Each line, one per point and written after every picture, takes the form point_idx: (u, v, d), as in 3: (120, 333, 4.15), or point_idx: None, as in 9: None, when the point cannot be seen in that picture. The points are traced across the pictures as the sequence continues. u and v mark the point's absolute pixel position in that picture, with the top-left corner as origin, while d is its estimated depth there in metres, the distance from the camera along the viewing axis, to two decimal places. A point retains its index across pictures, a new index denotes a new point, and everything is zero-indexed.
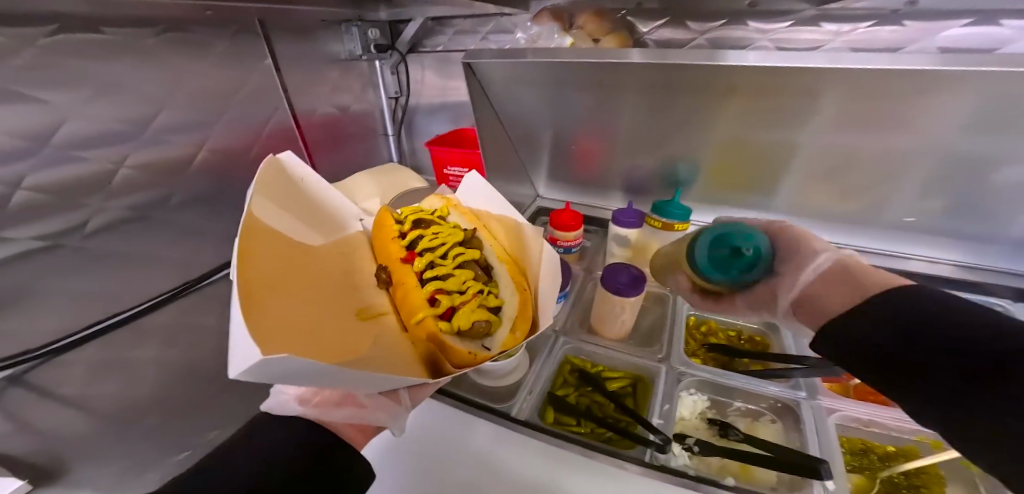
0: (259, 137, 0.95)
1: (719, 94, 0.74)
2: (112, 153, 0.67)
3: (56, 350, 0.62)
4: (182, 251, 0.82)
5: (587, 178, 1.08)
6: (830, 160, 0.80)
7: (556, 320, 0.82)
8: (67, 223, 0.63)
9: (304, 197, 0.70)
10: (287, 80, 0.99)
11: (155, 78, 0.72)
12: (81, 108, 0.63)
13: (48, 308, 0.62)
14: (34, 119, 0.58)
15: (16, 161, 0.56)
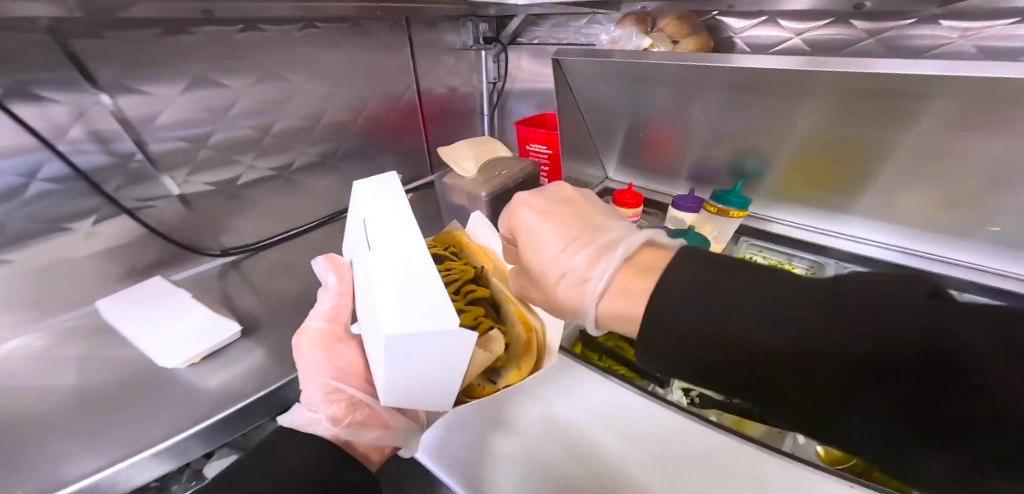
0: (398, 105, 1.17)
1: (798, 92, 0.77)
2: (312, 115, 0.97)
3: (266, 246, 0.95)
4: (339, 190, 1.11)
5: (655, 166, 1.17)
6: (933, 164, 0.77)
7: None
8: (285, 160, 0.96)
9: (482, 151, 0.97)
10: (419, 61, 1.18)
11: (340, 63, 0.99)
12: (301, 82, 0.92)
13: (265, 217, 0.97)
14: (277, 89, 0.89)
15: (265, 115, 0.89)
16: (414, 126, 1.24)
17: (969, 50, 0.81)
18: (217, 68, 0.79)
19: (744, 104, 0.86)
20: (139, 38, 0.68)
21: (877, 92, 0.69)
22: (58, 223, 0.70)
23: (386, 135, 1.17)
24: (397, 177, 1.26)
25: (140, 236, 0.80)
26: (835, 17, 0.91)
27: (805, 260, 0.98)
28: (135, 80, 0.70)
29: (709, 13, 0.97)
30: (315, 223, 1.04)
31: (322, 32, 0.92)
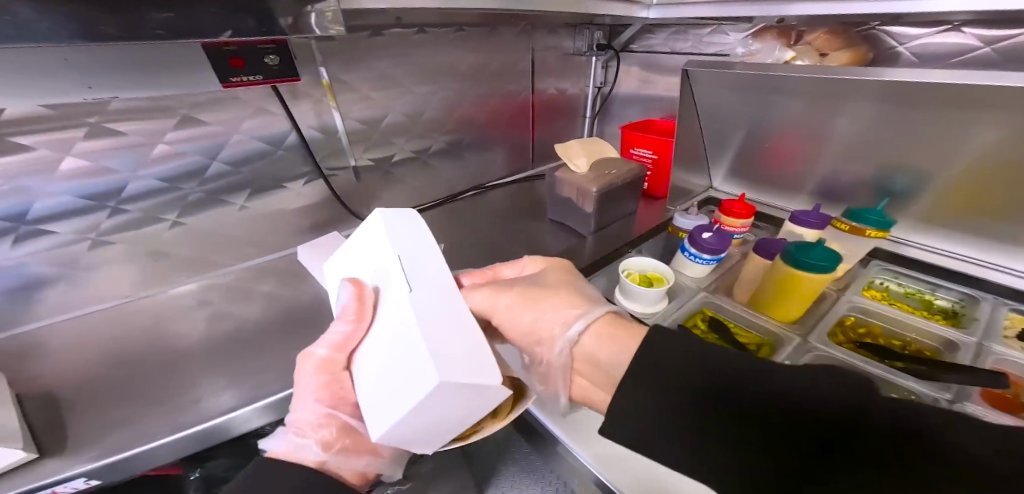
0: (514, 104, 1.28)
1: (974, 104, 0.67)
2: (449, 106, 1.12)
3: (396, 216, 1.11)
4: (458, 175, 1.25)
5: (777, 178, 1.08)
6: None
7: (701, 279, 0.88)
8: (423, 145, 1.11)
9: (592, 148, 1.02)
10: (538, 65, 1.27)
11: (476, 63, 1.12)
12: (446, 78, 1.08)
13: (402, 191, 1.13)
14: (429, 83, 1.05)
15: (417, 105, 1.05)
16: (525, 122, 1.34)
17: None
18: (393, 63, 0.96)
19: (898, 115, 0.78)
20: (352, 41, 0.87)
21: None
22: (281, 179, 0.90)
23: (501, 130, 1.29)
24: (502, 168, 1.36)
25: (322, 197, 0.99)
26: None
27: (953, 292, 0.84)
28: (345, 73, 0.88)
29: (871, 25, 0.91)
30: (438, 201, 1.20)
31: (467, 35, 1.07)
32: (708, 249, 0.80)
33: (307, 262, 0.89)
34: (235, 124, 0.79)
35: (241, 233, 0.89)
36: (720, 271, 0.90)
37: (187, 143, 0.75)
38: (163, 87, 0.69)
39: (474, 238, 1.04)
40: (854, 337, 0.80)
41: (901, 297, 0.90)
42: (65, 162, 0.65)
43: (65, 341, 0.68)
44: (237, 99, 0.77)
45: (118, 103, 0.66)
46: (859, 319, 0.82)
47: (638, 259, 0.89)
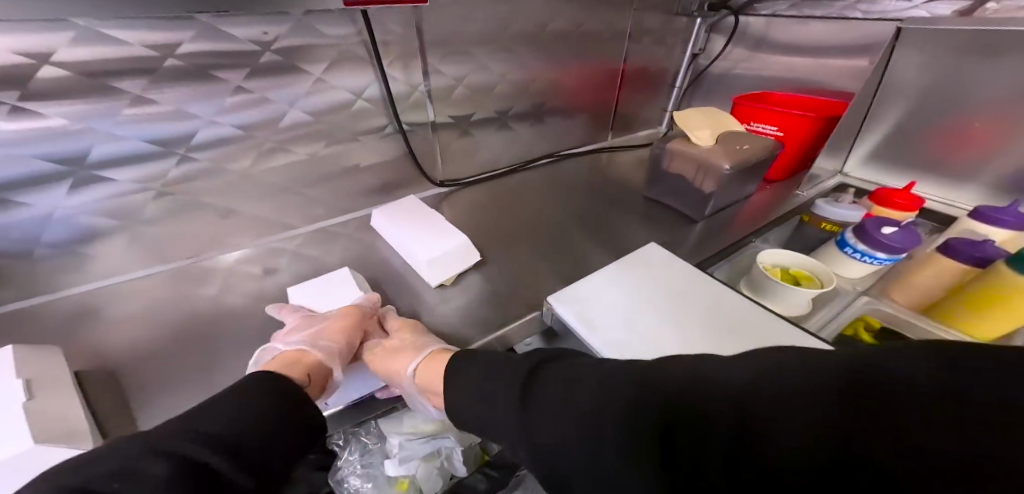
0: (604, 69, 1.11)
1: None
2: (539, 66, 0.97)
3: (467, 185, 0.97)
4: (534, 144, 1.10)
5: (949, 168, 0.88)
6: None
7: (857, 280, 0.72)
8: (505, 109, 0.97)
9: (712, 118, 0.85)
10: (637, 25, 1.09)
11: (575, 17, 0.96)
12: (542, 33, 0.92)
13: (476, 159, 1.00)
14: (523, 39, 0.90)
15: (507, 61, 0.90)
16: (611, 91, 1.18)
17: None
18: (492, 11, 0.81)
19: None
20: None
21: None
22: (357, 135, 0.78)
23: (586, 98, 1.13)
24: (578, 140, 1.20)
25: (395, 160, 0.86)
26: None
27: None
28: (440, 18, 0.75)
29: None
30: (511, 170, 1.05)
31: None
32: (886, 246, 0.64)
33: (383, 230, 0.77)
34: (317, 69, 0.67)
35: (310, 195, 0.78)
36: (880, 271, 0.73)
37: (266, 91, 0.64)
38: (248, 25, 0.58)
39: (560, 217, 0.90)
40: None
41: None
42: (132, 104, 0.55)
43: (126, 308, 0.59)
44: (322, 39, 0.65)
45: (195, 43, 0.56)
46: None
47: (774, 251, 0.72)
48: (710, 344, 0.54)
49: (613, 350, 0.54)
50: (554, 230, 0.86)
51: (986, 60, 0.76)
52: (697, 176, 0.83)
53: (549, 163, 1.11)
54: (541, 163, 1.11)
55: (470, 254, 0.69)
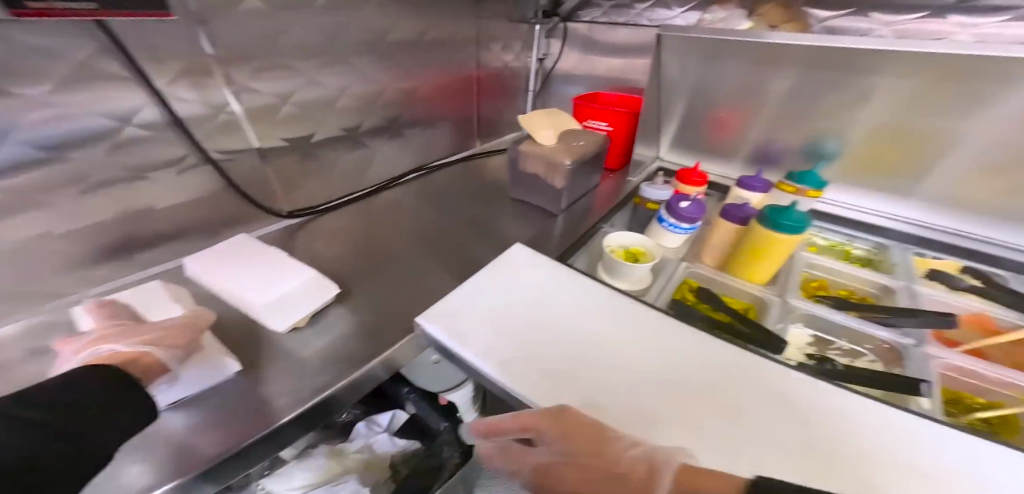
0: (455, 76, 1.12)
1: (885, 69, 0.80)
2: (381, 76, 0.92)
3: (320, 211, 0.87)
4: (394, 157, 1.05)
5: (718, 148, 1.12)
6: (996, 154, 0.80)
7: (678, 250, 0.88)
8: (350, 123, 0.91)
9: (553, 118, 0.94)
10: (479, 33, 1.12)
11: (410, 25, 0.93)
12: (376, 43, 0.88)
13: (327, 179, 0.91)
14: (355, 49, 0.84)
15: (340, 72, 0.84)
16: (467, 98, 1.19)
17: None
18: (310, 20, 0.74)
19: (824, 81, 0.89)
20: None
21: (965, 75, 0.75)
22: (140, 171, 0.62)
23: (443, 107, 1.12)
24: (444, 148, 1.19)
25: (216, 192, 0.73)
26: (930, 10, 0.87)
27: (868, 242, 0.93)
28: (240, 27, 0.65)
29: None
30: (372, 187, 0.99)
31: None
32: (687, 217, 0.82)
33: (205, 277, 0.64)
34: None
35: (107, 249, 0.63)
36: (692, 241, 0.92)
37: None
38: None
39: (430, 230, 0.88)
40: (814, 290, 0.82)
41: (825, 248, 0.95)
42: None
43: None
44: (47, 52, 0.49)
45: None
46: (810, 274, 0.87)
47: (617, 234, 0.84)
48: (569, 334, 0.59)
49: (483, 358, 0.55)
50: (424, 244, 0.83)
51: (719, 63, 0.98)
52: (547, 173, 0.90)
53: (417, 176, 1.06)
54: (410, 178, 1.06)
55: (326, 288, 0.63)
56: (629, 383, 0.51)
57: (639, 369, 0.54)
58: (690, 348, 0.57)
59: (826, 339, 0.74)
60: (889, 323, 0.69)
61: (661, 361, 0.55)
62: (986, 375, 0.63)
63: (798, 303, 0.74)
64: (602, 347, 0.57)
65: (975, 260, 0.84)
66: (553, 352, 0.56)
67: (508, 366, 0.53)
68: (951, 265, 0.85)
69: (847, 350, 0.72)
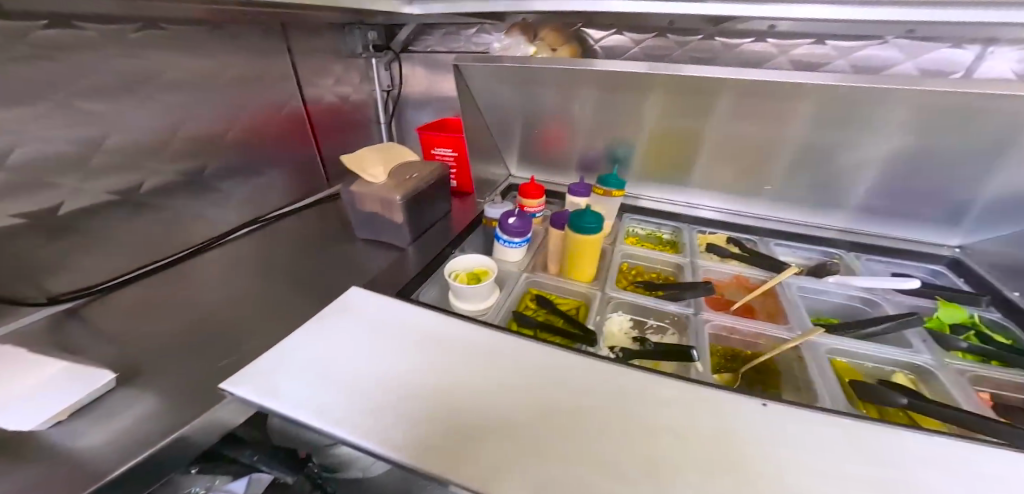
0: (278, 116, 1.02)
1: (644, 89, 0.95)
2: (166, 129, 0.79)
3: (105, 288, 0.73)
4: (209, 211, 0.92)
5: (552, 159, 1.28)
6: (729, 147, 1.04)
7: (520, 263, 0.96)
8: (129, 183, 0.76)
9: (386, 151, 0.96)
10: (299, 69, 1.05)
11: (195, 67, 0.81)
12: (151, 93, 0.75)
13: (108, 253, 0.76)
14: (114, 104, 0.70)
15: (94, 130, 0.68)
16: (300, 137, 1.11)
17: (847, 67, 0.91)
18: (27, 77, 0.59)
19: (607, 100, 1.02)
20: None
21: (697, 92, 0.92)
22: None
23: (269, 148, 1.03)
24: (287, 191, 1.11)
25: None
26: (658, 30, 1.07)
27: (670, 226, 1.17)
28: None
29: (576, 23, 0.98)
30: (187, 250, 0.86)
31: (170, 35, 0.75)
32: (516, 232, 0.90)
33: None
34: None
35: None
36: (533, 251, 1.01)
37: None
38: None
39: (265, 287, 0.81)
40: (631, 278, 0.99)
41: (646, 237, 1.20)
42: None
43: None
44: None
45: None
46: (629, 263, 1.03)
47: (461, 258, 0.88)
48: (396, 369, 0.61)
49: (303, 413, 0.53)
50: (254, 305, 0.76)
51: (525, 89, 1.06)
52: (383, 210, 0.90)
53: (248, 230, 0.96)
54: (240, 234, 0.95)
55: (98, 379, 0.54)
56: (462, 414, 0.54)
57: (459, 390, 0.58)
58: (515, 360, 0.63)
59: (642, 320, 0.88)
60: (678, 297, 0.86)
61: (504, 388, 0.58)
62: (745, 330, 0.79)
63: (614, 292, 0.87)
64: (427, 375, 0.60)
65: (732, 230, 1.12)
66: (378, 393, 0.57)
67: (328, 417, 0.52)
68: (722, 238, 1.09)
69: (656, 325, 0.86)
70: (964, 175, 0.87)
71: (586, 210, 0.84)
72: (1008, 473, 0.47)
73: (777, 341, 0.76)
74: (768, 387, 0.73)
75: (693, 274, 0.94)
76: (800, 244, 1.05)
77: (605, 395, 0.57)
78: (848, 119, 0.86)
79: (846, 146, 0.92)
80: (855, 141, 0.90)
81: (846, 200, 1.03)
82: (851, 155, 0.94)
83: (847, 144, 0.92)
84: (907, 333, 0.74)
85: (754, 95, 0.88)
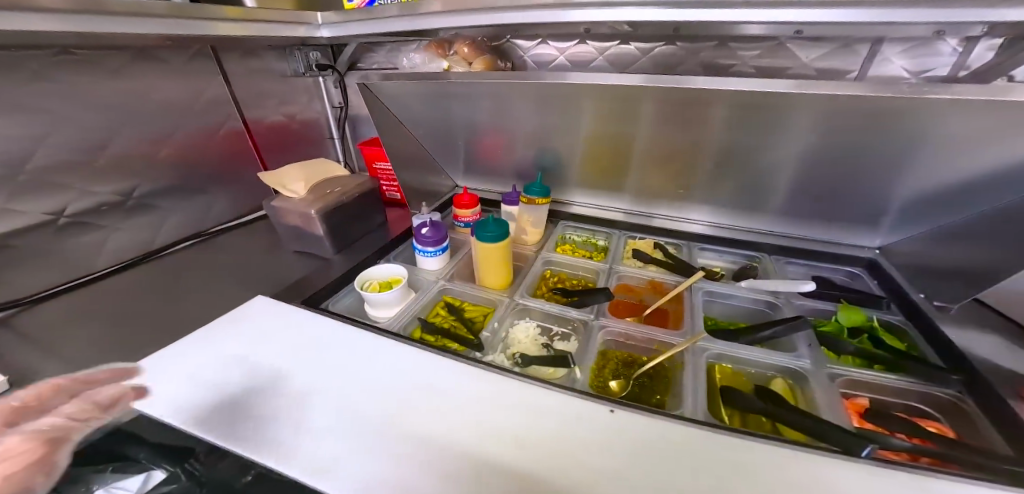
0: (216, 136, 1.07)
1: (571, 97, 0.97)
2: (89, 149, 0.84)
3: (33, 300, 0.80)
4: (142, 228, 0.97)
5: (493, 168, 1.28)
6: (660, 152, 1.03)
7: (439, 271, 0.98)
8: (51, 201, 0.81)
9: (313, 167, 1.02)
10: (237, 90, 1.10)
11: (117, 91, 0.86)
12: (68, 115, 0.80)
13: (31, 268, 0.81)
14: (28, 127, 0.75)
15: (8, 151, 0.74)
16: (243, 155, 1.15)
17: (750, 70, 0.93)
18: None
19: (534, 108, 1.04)
20: None
21: (621, 97, 0.93)
22: None
23: (209, 166, 1.07)
24: (232, 209, 1.16)
25: None
26: (579, 37, 1.09)
27: (604, 232, 1.17)
28: None
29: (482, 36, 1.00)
30: (120, 265, 0.93)
31: (86, 62, 0.80)
32: (429, 242, 0.94)
33: None
34: None
35: None
36: (456, 259, 1.03)
37: None
38: None
39: (184, 302, 0.85)
40: (552, 284, 1.01)
41: (581, 243, 1.20)
42: None
43: None
44: None
45: None
46: (552, 270, 1.06)
47: (375, 268, 0.91)
48: (268, 375, 0.64)
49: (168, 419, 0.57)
50: (168, 322, 0.80)
51: (452, 101, 1.08)
52: (304, 224, 0.95)
53: (184, 245, 1.03)
54: (177, 249, 1.02)
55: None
56: (323, 416, 0.58)
57: (319, 397, 0.61)
58: (393, 369, 0.67)
59: (549, 326, 0.89)
60: (583, 304, 0.86)
61: (372, 396, 0.62)
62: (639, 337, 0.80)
63: (522, 300, 0.89)
64: (294, 380, 0.64)
65: (661, 235, 1.12)
66: (243, 396, 0.61)
67: (186, 420, 0.56)
68: (649, 243, 1.09)
69: (560, 331, 0.88)
70: (885, 176, 0.84)
71: (488, 218, 0.88)
72: (812, 479, 0.48)
73: (664, 347, 0.77)
74: (658, 394, 0.73)
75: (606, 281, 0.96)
76: (723, 247, 1.04)
77: (467, 404, 0.60)
78: (763, 119, 0.85)
79: (768, 147, 0.90)
80: (775, 143, 0.89)
81: (773, 204, 1.01)
82: (774, 155, 0.91)
83: (769, 146, 0.90)
84: (794, 336, 0.73)
85: (673, 99, 0.88)
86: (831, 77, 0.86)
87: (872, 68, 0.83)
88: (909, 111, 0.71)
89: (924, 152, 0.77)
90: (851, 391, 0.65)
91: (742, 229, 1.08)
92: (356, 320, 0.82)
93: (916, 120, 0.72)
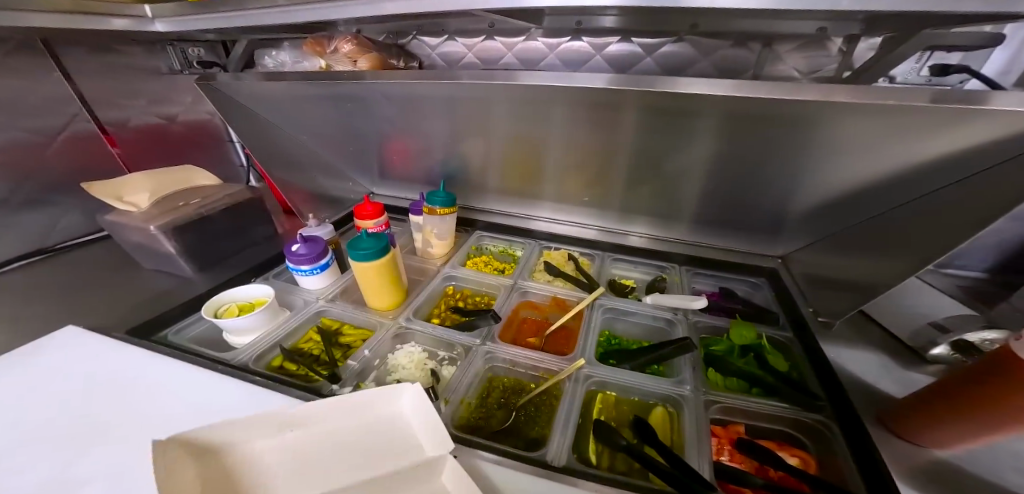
0: (59, 139, 0.93)
1: (481, 97, 0.82)
2: None
3: None
4: None
5: (403, 174, 1.14)
6: (579, 159, 0.89)
7: (324, 291, 0.89)
8: None
9: (169, 180, 0.91)
10: (86, 89, 0.96)
11: None
12: None
13: None
14: None
15: None
16: (100, 160, 1.02)
17: (651, 66, 0.87)
18: None
19: (428, 110, 0.89)
20: None
21: (530, 102, 0.79)
22: None
23: (53, 173, 0.94)
24: (88, 220, 1.02)
25: None
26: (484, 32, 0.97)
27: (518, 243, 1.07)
28: None
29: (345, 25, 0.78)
30: None
31: None
32: (300, 260, 0.83)
33: None
34: None
35: None
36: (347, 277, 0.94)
37: None
38: None
39: None
40: (452, 302, 0.94)
41: (497, 254, 1.09)
42: None
43: None
44: None
45: None
46: (457, 286, 0.98)
47: (238, 290, 0.80)
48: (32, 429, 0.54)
49: None
50: None
51: (345, 103, 0.93)
52: (150, 242, 0.83)
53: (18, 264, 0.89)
54: (13, 267, 0.89)
55: None
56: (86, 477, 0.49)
57: (90, 456, 0.51)
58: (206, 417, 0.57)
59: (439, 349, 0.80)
60: (472, 327, 0.79)
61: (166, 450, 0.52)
62: (526, 362, 0.73)
63: (412, 324, 0.81)
64: (79, 432, 0.54)
65: (576, 244, 1.02)
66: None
67: None
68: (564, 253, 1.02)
69: (448, 356, 0.79)
70: (799, 189, 0.74)
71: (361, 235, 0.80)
72: None
73: (550, 373, 0.70)
74: (536, 422, 0.65)
75: (506, 298, 0.88)
76: (634, 257, 0.97)
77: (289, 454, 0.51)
78: (674, 123, 0.73)
79: (668, 151, 0.79)
80: (674, 147, 0.78)
81: (685, 213, 0.90)
82: (678, 158, 0.79)
83: (669, 150, 0.79)
84: (683, 358, 0.69)
85: (585, 104, 0.75)
86: (727, 75, 0.82)
87: (765, 67, 0.79)
88: (810, 117, 0.60)
89: (836, 166, 0.67)
90: (729, 418, 0.61)
91: (649, 237, 0.99)
92: (200, 349, 0.71)
93: (824, 130, 0.62)
